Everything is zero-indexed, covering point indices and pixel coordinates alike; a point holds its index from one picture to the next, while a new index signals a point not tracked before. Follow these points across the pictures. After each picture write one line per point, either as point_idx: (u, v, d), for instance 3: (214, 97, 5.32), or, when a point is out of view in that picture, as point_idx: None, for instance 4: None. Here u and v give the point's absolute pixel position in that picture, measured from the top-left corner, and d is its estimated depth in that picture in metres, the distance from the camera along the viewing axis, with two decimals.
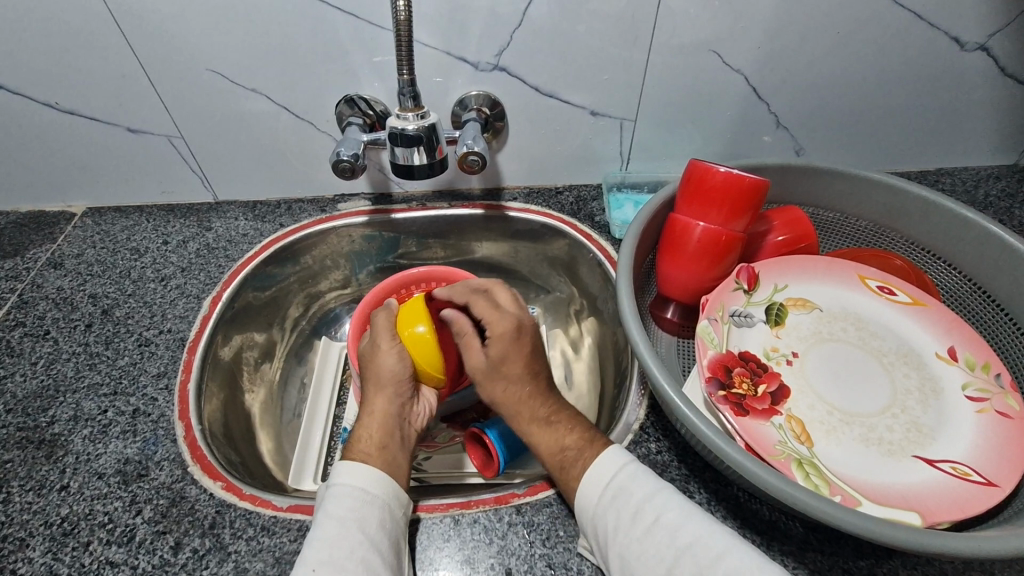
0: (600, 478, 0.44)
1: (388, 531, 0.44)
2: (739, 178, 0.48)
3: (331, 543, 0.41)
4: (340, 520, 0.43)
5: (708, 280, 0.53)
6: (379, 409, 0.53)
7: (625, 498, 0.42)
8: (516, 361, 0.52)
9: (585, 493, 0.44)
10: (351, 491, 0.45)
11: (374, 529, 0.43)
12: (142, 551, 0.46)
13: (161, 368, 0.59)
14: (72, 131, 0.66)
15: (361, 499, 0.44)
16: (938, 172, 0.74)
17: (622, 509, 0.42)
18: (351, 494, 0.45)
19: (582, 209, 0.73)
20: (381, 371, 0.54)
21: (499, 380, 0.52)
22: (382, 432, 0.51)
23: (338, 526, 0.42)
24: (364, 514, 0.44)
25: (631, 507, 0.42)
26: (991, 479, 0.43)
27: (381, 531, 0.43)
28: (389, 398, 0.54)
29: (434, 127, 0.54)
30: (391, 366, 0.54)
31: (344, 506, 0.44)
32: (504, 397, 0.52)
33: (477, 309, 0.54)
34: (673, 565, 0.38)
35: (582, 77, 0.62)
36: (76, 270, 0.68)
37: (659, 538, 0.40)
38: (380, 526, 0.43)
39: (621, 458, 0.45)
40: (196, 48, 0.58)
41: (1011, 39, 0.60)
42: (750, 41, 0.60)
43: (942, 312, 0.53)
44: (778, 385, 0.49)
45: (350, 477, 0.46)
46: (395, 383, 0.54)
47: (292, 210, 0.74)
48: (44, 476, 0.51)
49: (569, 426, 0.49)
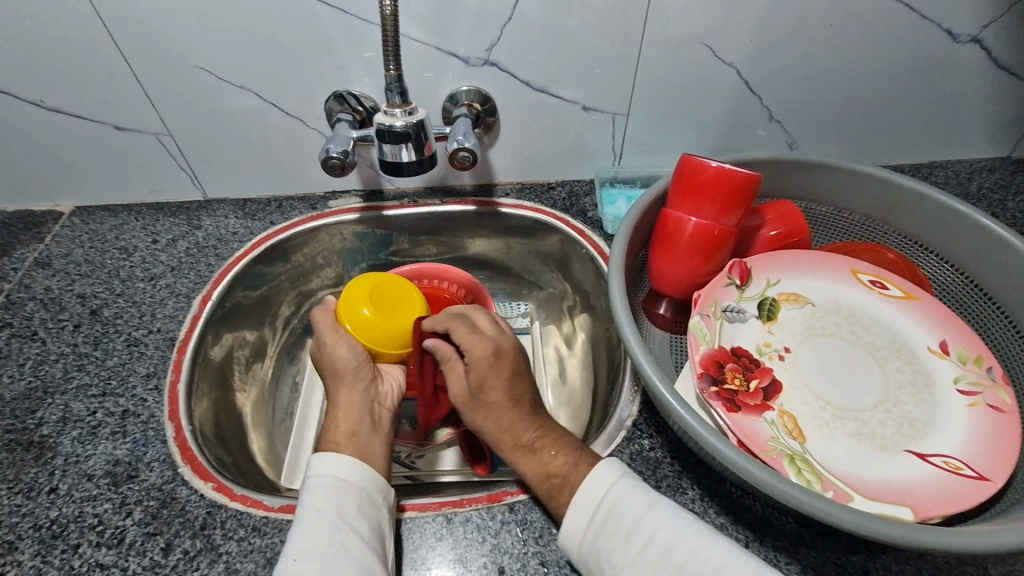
0: (589, 500, 0.43)
1: (367, 515, 0.43)
2: (731, 173, 0.48)
3: (312, 534, 0.41)
4: (318, 510, 0.42)
5: (700, 276, 0.53)
6: (343, 399, 0.52)
7: (616, 519, 0.42)
8: (496, 390, 0.50)
9: (572, 521, 0.43)
10: (325, 480, 0.44)
11: (352, 515, 0.43)
12: (132, 553, 0.46)
13: (151, 368, 0.58)
14: (58, 129, 0.65)
15: (335, 487, 0.44)
16: (931, 165, 0.74)
17: (614, 531, 0.41)
18: (326, 483, 0.44)
19: (574, 205, 0.73)
20: (336, 364, 0.54)
21: (478, 406, 0.50)
22: (349, 418, 0.51)
23: (316, 515, 0.42)
24: (341, 500, 0.43)
25: (621, 528, 0.41)
26: (983, 473, 0.43)
27: (360, 516, 0.43)
28: (351, 386, 0.53)
29: (423, 123, 0.54)
30: (346, 358, 0.54)
31: (321, 495, 0.43)
32: (485, 425, 0.50)
33: (458, 337, 0.52)
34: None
35: (574, 71, 0.62)
36: (64, 270, 0.67)
37: (654, 559, 0.39)
38: (358, 511, 0.43)
39: (610, 477, 0.43)
40: (183, 43, 0.58)
41: (1004, 31, 0.60)
42: (743, 34, 0.59)
43: (935, 305, 0.53)
44: (769, 380, 0.49)
45: (322, 467, 0.45)
46: (350, 371, 0.54)
47: (283, 208, 0.74)
48: (33, 478, 0.50)
49: (554, 451, 0.47)
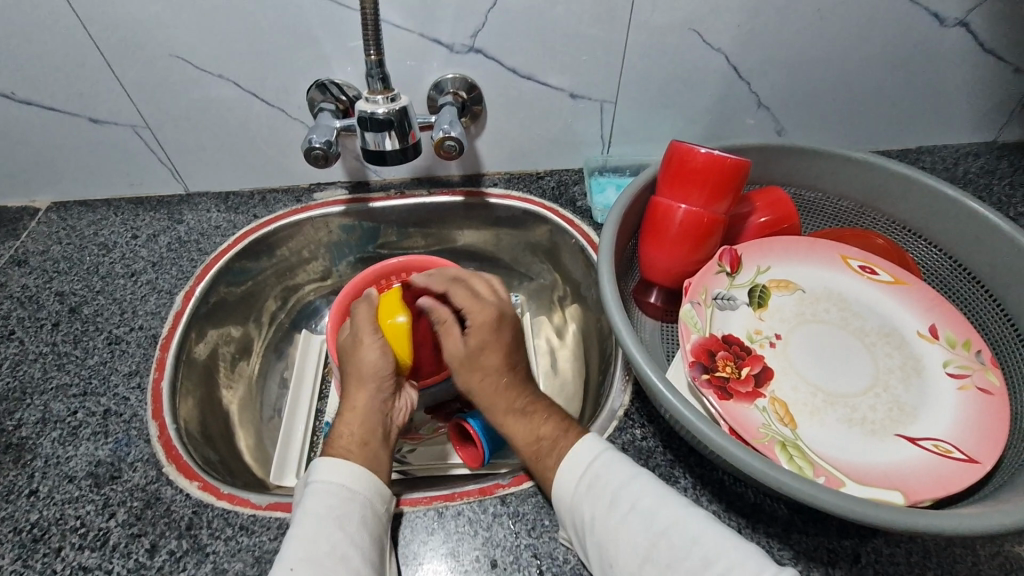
0: (575, 466, 0.43)
1: (369, 528, 0.43)
2: (721, 159, 0.47)
3: (311, 542, 0.40)
4: (320, 517, 0.42)
5: (691, 264, 0.52)
6: (355, 402, 0.51)
7: (600, 487, 0.42)
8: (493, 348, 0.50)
9: (562, 479, 0.43)
10: (330, 488, 0.43)
11: (354, 527, 0.42)
12: (117, 555, 0.45)
13: (133, 366, 0.57)
14: (30, 122, 0.63)
15: (342, 496, 0.43)
16: (919, 151, 0.74)
17: (597, 497, 0.41)
18: (332, 491, 0.43)
19: (563, 194, 0.72)
20: (363, 366, 0.52)
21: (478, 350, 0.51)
22: (361, 426, 0.49)
23: (317, 525, 0.41)
24: (345, 512, 0.42)
25: (604, 495, 0.41)
26: (973, 456, 0.43)
27: (362, 529, 0.42)
28: (371, 394, 0.51)
29: (406, 110, 0.53)
30: (377, 363, 0.52)
31: (325, 504, 0.42)
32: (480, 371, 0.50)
33: (458, 298, 0.53)
34: (649, 549, 0.38)
35: (560, 58, 0.61)
36: (41, 267, 0.65)
37: (635, 523, 0.40)
38: (362, 523, 0.42)
39: (597, 445, 0.44)
40: (157, 32, 0.56)
41: (991, 14, 0.59)
42: (731, 19, 0.58)
43: (923, 290, 0.53)
44: (761, 367, 0.49)
45: (328, 474, 0.44)
46: (377, 378, 0.52)
47: (267, 201, 0.72)
48: (12, 481, 0.49)
49: (545, 415, 0.48)
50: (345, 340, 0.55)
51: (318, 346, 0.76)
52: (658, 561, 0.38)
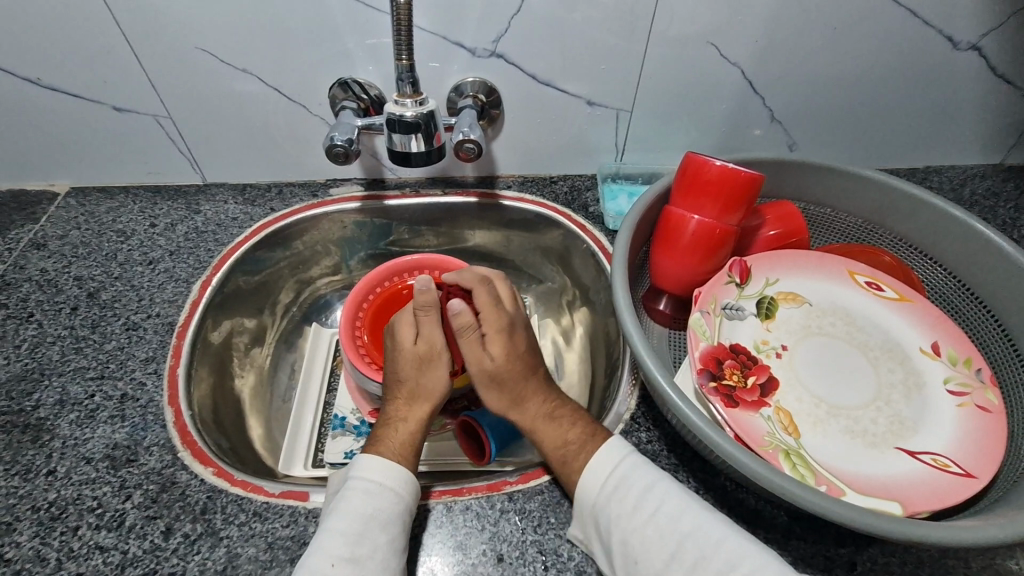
0: (601, 470, 0.45)
1: (406, 532, 0.44)
2: (735, 172, 0.48)
3: (354, 541, 0.41)
4: (364, 516, 0.42)
5: (701, 273, 0.54)
6: (414, 413, 0.51)
7: (624, 490, 0.43)
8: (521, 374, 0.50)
9: (587, 482, 0.44)
10: (376, 487, 0.44)
11: (394, 530, 0.43)
12: (133, 536, 0.46)
13: (150, 352, 0.58)
14: (54, 107, 0.64)
15: (386, 497, 0.44)
16: (926, 170, 0.75)
17: (622, 499, 0.43)
18: (378, 491, 0.44)
19: (576, 199, 0.73)
20: (431, 385, 0.52)
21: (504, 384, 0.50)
22: (416, 436, 0.50)
23: (363, 524, 0.42)
24: (388, 513, 0.43)
25: (630, 497, 0.43)
26: (970, 471, 0.45)
27: (401, 533, 0.43)
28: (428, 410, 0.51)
29: (433, 114, 0.54)
30: (441, 383, 0.52)
31: (369, 502, 0.43)
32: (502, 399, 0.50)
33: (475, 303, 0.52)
34: (673, 552, 0.40)
35: (580, 66, 0.62)
36: (60, 252, 0.66)
37: (661, 526, 0.41)
38: (401, 527, 0.43)
39: (622, 450, 0.46)
40: (186, 26, 0.57)
41: (1004, 39, 0.61)
42: (748, 34, 0.60)
43: (928, 308, 0.54)
44: (767, 377, 0.50)
45: (377, 474, 0.45)
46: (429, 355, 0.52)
47: (283, 194, 0.73)
48: (30, 460, 0.50)
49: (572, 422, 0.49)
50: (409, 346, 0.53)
51: (328, 339, 0.76)
52: (682, 563, 0.39)
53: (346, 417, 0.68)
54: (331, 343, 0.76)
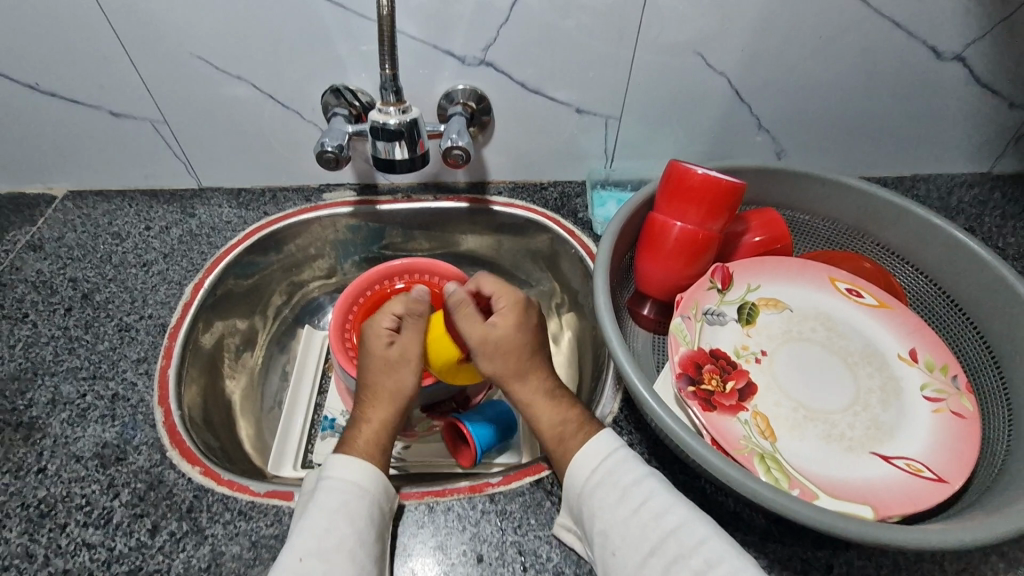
0: (590, 459, 0.46)
1: (376, 526, 0.44)
2: (716, 180, 0.49)
3: (320, 535, 0.42)
4: (330, 512, 0.43)
5: (684, 279, 0.54)
6: (379, 415, 0.52)
7: (612, 480, 0.44)
8: (515, 354, 0.52)
9: (575, 471, 0.46)
10: (343, 485, 0.45)
11: (363, 523, 0.43)
12: (119, 534, 0.47)
13: (141, 353, 0.59)
14: (52, 112, 0.65)
15: (353, 493, 0.45)
16: (914, 178, 0.76)
17: (609, 490, 0.44)
18: (343, 488, 0.45)
19: (566, 205, 0.74)
20: (397, 387, 0.53)
21: (500, 356, 0.52)
22: (381, 437, 0.51)
23: (327, 519, 0.43)
24: (354, 508, 0.44)
25: (618, 490, 0.44)
26: (942, 476, 0.45)
27: (370, 526, 0.44)
28: (393, 411, 0.53)
29: (416, 122, 0.55)
30: (408, 385, 0.54)
31: (336, 498, 0.44)
32: (501, 370, 0.52)
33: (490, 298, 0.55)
34: (651, 548, 0.41)
35: (569, 73, 0.63)
36: (56, 254, 0.68)
37: (643, 521, 0.42)
38: (370, 520, 0.44)
39: (612, 443, 0.47)
40: (181, 34, 0.58)
41: (987, 50, 0.61)
42: (734, 44, 0.61)
43: (906, 315, 0.54)
44: (745, 382, 0.51)
45: (344, 472, 0.46)
46: (400, 360, 0.54)
47: (277, 198, 0.74)
48: (22, 458, 0.51)
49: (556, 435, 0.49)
50: (378, 346, 0.55)
51: (320, 342, 0.77)
52: (660, 557, 0.40)
53: (336, 419, 0.69)
54: (322, 348, 0.77)
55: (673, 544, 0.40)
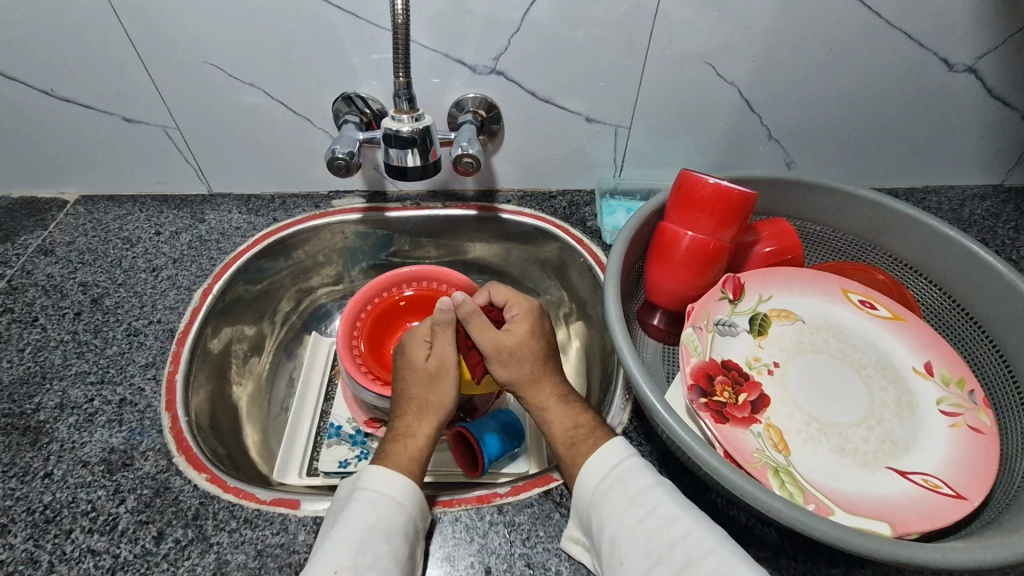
0: (596, 473, 0.46)
1: (409, 541, 0.44)
2: (728, 190, 0.49)
3: (356, 548, 0.41)
4: (366, 524, 0.43)
5: (695, 288, 0.54)
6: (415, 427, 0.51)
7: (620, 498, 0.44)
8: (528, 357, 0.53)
9: (584, 480, 0.46)
10: (381, 497, 0.45)
11: (395, 538, 0.43)
12: (124, 541, 0.46)
13: (150, 358, 0.59)
14: (66, 118, 0.66)
15: (391, 507, 0.44)
16: (925, 190, 0.76)
17: (618, 498, 0.44)
18: (381, 501, 0.44)
19: (574, 214, 0.74)
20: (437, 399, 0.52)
21: (514, 362, 0.52)
22: (423, 450, 0.50)
23: (364, 531, 0.42)
24: (391, 524, 0.43)
25: (629, 499, 0.43)
26: (961, 492, 0.44)
27: (403, 542, 0.43)
28: (432, 421, 0.51)
29: (429, 129, 0.55)
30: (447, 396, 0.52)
31: (374, 511, 0.44)
32: (513, 375, 0.52)
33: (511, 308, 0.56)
34: (657, 556, 0.40)
35: (579, 84, 0.63)
36: (67, 258, 0.68)
37: (652, 529, 0.41)
38: (404, 538, 0.43)
39: (622, 450, 0.47)
40: (194, 40, 0.59)
41: (999, 62, 0.61)
42: (744, 55, 0.60)
43: (921, 327, 0.54)
44: (758, 394, 0.50)
45: (383, 484, 0.45)
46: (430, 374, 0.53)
47: (286, 205, 0.75)
48: (28, 462, 0.51)
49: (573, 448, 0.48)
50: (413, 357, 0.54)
51: (327, 348, 0.77)
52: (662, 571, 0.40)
53: (342, 426, 0.69)
54: (329, 353, 0.77)
55: (678, 552, 0.40)
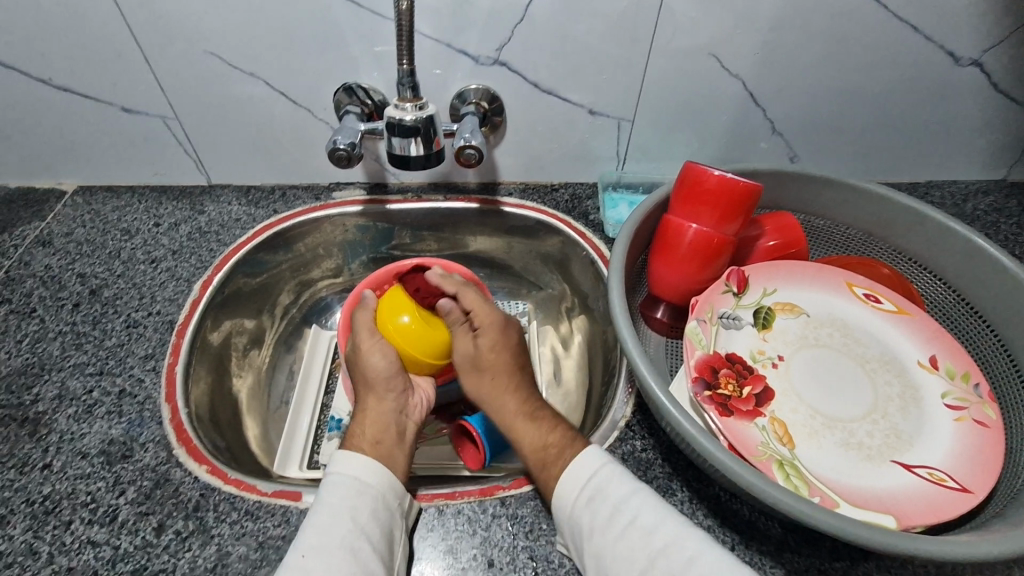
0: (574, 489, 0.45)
1: (380, 521, 0.44)
2: (732, 182, 0.48)
3: (321, 531, 0.42)
4: (331, 508, 0.44)
5: (699, 282, 0.54)
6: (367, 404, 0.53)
7: (617, 504, 0.43)
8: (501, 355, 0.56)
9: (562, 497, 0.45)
10: (348, 481, 0.45)
11: (365, 520, 0.43)
12: (124, 532, 0.46)
13: (149, 349, 0.58)
14: (64, 107, 0.65)
15: (355, 489, 0.45)
16: (928, 185, 0.75)
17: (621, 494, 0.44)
18: (345, 484, 0.45)
19: (577, 207, 0.73)
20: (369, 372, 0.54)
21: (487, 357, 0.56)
22: (376, 425, 0.51)
23: (329, 515, 0.43)
24: (356, 505, 0.44)
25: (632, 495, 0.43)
26: (966, 486, 0.44)
27: (375, 522, 0.43)
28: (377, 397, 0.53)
29: (433, 118, 0.55)
30: (377, 364, 0.54)
31: (339, 495, 0.44)
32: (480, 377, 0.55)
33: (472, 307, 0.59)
34: (647, 565, 0.40)
35: (581, 75, 0.62)
36: (65, 249, 0.67)
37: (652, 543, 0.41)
38: (373, 516, 0.44)
39: (600, 458, 0.46)
40: (194, 29, 0.58)
41: (1004, 56, 0.61)
42: (749, 46, 0.60)
43: (926, 321, 0.53)
44: (762, 387, 0.50)
45: (342, 467, 0.46)
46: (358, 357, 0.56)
47: (287, 197, 0.74)
48: (27, 454, 0.50)
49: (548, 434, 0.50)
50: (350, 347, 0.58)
51: (328, 341, 0.76)
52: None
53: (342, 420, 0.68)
54: (330, 346, 0.76)
55: (672, 560, 0.39)
